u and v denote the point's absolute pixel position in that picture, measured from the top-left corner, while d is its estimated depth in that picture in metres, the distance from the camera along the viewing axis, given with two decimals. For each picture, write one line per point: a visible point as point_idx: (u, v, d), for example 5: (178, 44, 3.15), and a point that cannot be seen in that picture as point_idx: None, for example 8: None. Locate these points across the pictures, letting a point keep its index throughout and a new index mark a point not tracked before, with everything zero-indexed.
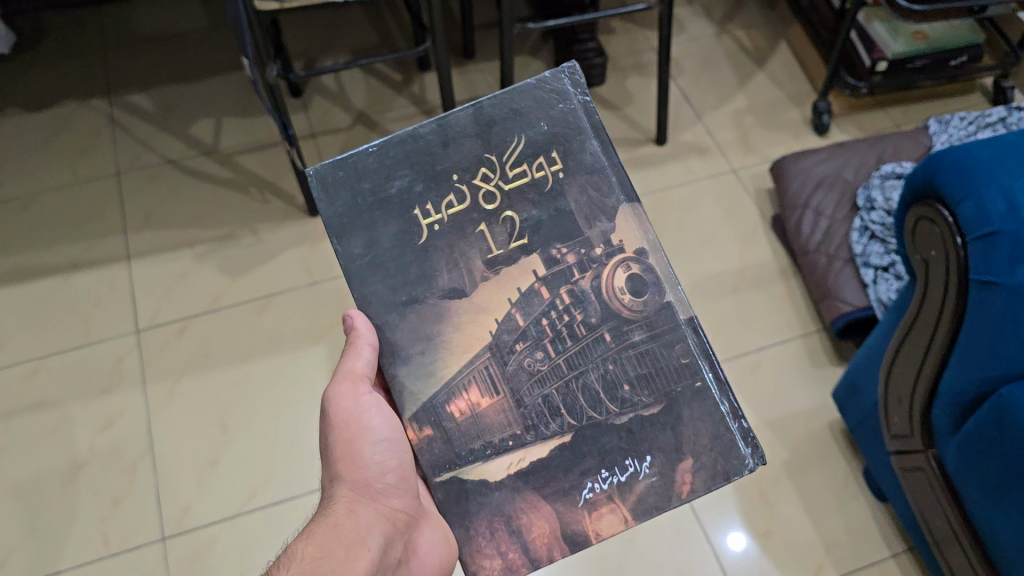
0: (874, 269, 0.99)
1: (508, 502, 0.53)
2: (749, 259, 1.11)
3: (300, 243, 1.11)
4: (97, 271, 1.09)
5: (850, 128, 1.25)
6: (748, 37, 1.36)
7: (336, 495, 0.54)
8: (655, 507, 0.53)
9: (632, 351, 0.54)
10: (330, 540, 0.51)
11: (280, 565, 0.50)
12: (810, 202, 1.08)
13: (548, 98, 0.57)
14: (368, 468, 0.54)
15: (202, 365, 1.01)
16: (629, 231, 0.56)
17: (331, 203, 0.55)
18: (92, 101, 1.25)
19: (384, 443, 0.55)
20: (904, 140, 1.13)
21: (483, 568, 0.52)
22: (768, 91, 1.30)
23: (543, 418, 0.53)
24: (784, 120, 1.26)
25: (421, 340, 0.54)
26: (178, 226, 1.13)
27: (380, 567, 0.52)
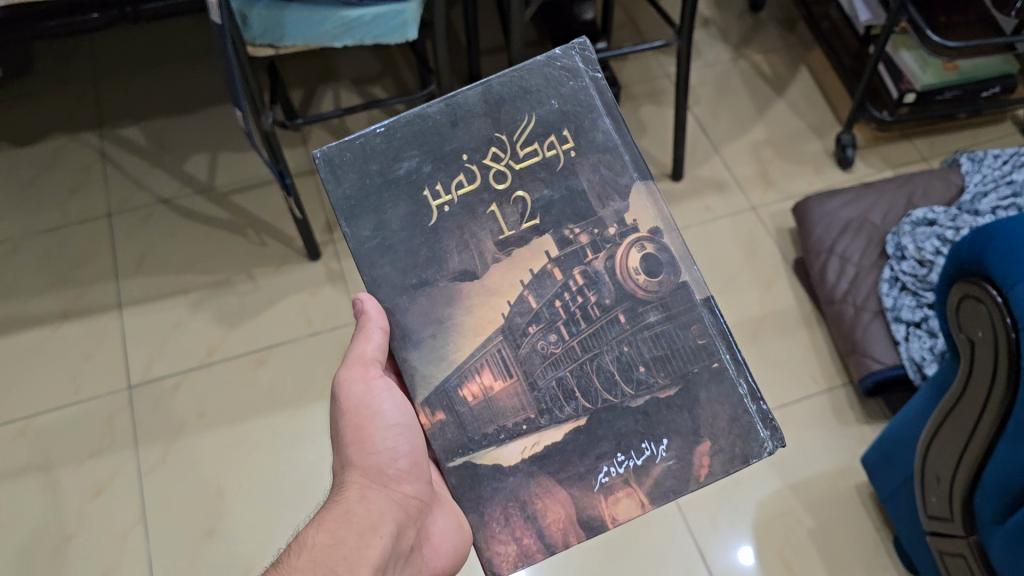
0: (906, 325, 0.92)
1: (523, 487, 0.52)
2: (771, 303, 1.06)
3: (300, 291, 1.07)
4: (86, 321, 1.05)
5: (874, 162, 1.20)
6: (766, 61, 1.32)
7: (346, 482, 0.53)
8: (673, 491, 0.52)
9: (647, 332, 0.53)
10: (341, 527, 0.50)
11: (291, 553, 0.49)
12: (836, 247, 1.02)
13: (558, 76, 0.56)
14: (379, 454, 0.53)
15: (198, 425, 0.97)
16: (644, 210, 0.55)
17: (340, 184, 0.54)
18: (82, 135, 1.21)
19: (395, 428, 0.54)
20: (933, 180, 1.05)
21: (498, 554, 0.51)
22: (789, 120, 1.25)
23: (557, 402, 0.52)
24: (807, 153, 1.21)
25: (432, 323, 0.53)
26: (172, 272, 1.09)
27: (394, 554, 0.51)
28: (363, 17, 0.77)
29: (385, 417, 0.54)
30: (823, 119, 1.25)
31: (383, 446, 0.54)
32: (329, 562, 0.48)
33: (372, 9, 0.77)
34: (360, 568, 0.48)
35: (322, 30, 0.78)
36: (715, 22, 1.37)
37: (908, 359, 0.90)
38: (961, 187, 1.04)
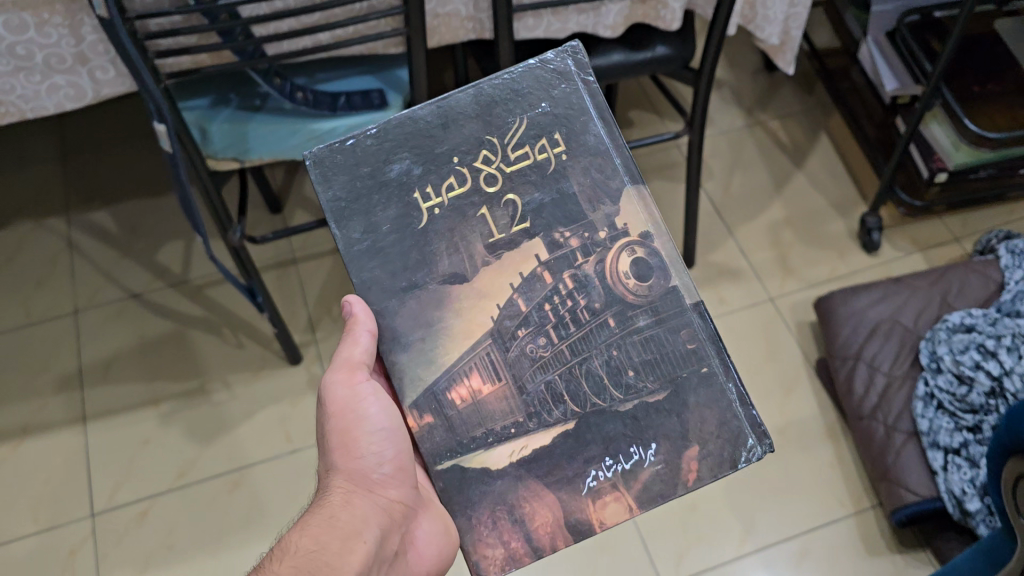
0: (944, 451, 0.89)
1: (511, 491, 0.52)
2: (792, 414, 1.03)
3: (279, 400, 1.05)
4: (50, 437, 1.02)
5: (901, 244, 1.17)
6: (783, 128, 1.30)
7: (331, 487, 0.53)
8: (661, 495, 0.52)
9: (636, 337, 0.53)
10: (325, 532, 0.50)
11: (274, 560, 0.49)
12: (863, 352, 0.99)
13: (549, 79, 0.56)
14: (364, 458, 0.53)
15: (163, 558, 0.94)
16: (634, 214, 0.55)
17: (330, 186, 0.54)
18: (49, 221, 1.20)
19: (381, 432, 0.54)
20: (969, 278, 1.02)
21: (485, 558, 0.51)
22: (807, 196, 1.23)
23: (546, 405, 0.52)
24: (831, 234, 1.19)
25: (421, 327, 0.53)
26: (143, 381, 1.07)
27: (378, 560, 0.51)
28: (337, 127, 0.78)
29: (371, 422, 0.54)
30: (845, 195, 1.23)
31: (368, 450, 0.53)
32: (309, 569, 0.48)
33: (346, 120, 0.78)
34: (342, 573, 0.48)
35: (292, 141, 0.78)
36: (728, 83, 1.35)
37: (947, 492, 0.87)
38: (1000, 283, 1.01)
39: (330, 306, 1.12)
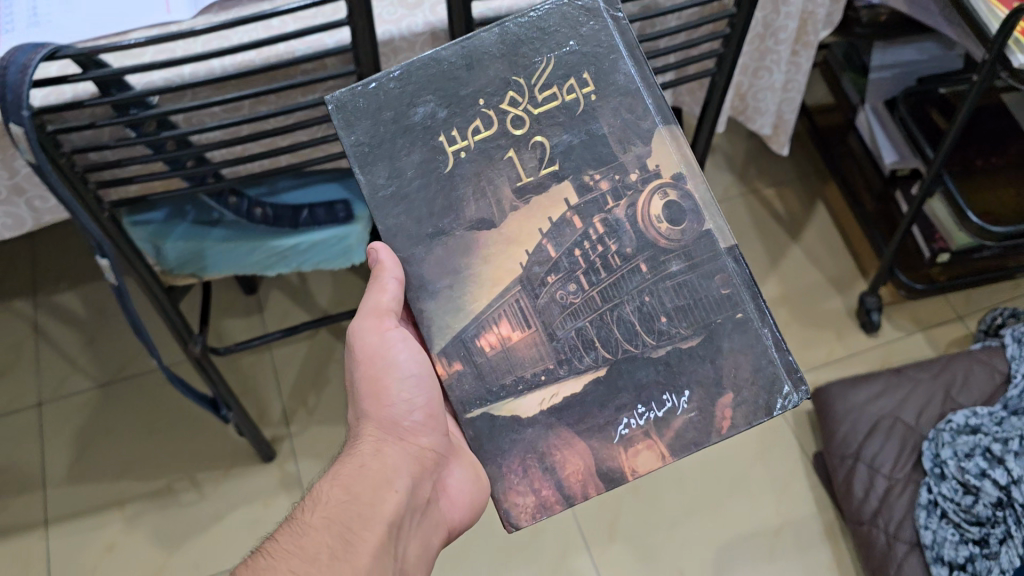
0: (948, 567, 0.83)
1: (542, 439, 0.51)
2: (787, 516, 0.98)
3: (252, 500, 1.01)
4: (8, 541, 0.99)
5: (901, 321, 1.11)
6: (778, 197, 1.22)
7: (362, 434, 0.53)
8: (694, 443, 0.51)
9: (669, 282, 0.51)
10: (355, 482, 0.50)
11: (306, 508, 0.50)
12: (863, 451, 0.93)
13: (577, 16, 0.53)
14: (394, 406, 0.53)
15: None
16: (666, 155, 0.53)
17: (353, 130, 0.53)
18: (14, 304, 1.14)
19: (410, 378, 0.53)
20: (974, 369, 0.95)
21: (517, 506, 0.51)
22: (803, 270, 1.16)
23: (577, 352, 0.51)
24: (827, 312, 1.12)
25: (449, 274, 0.52)
26: (108, 480, 1.02)
27: (409, 509, 0.51)
28: (298, 244, 0.73)
29: (400, 368, 0.53)
30: (843, 269, 1.15)
31: (399, 397, 0.53)
32: (342, 522, 0.48)
33: (308, 236, 0.73)
34: (373, 526, 0.49)
35: (250, 260, 0.74)
36: (723, 147, 1.27)
37: None
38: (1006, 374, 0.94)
39: (305, 397, 1.07)
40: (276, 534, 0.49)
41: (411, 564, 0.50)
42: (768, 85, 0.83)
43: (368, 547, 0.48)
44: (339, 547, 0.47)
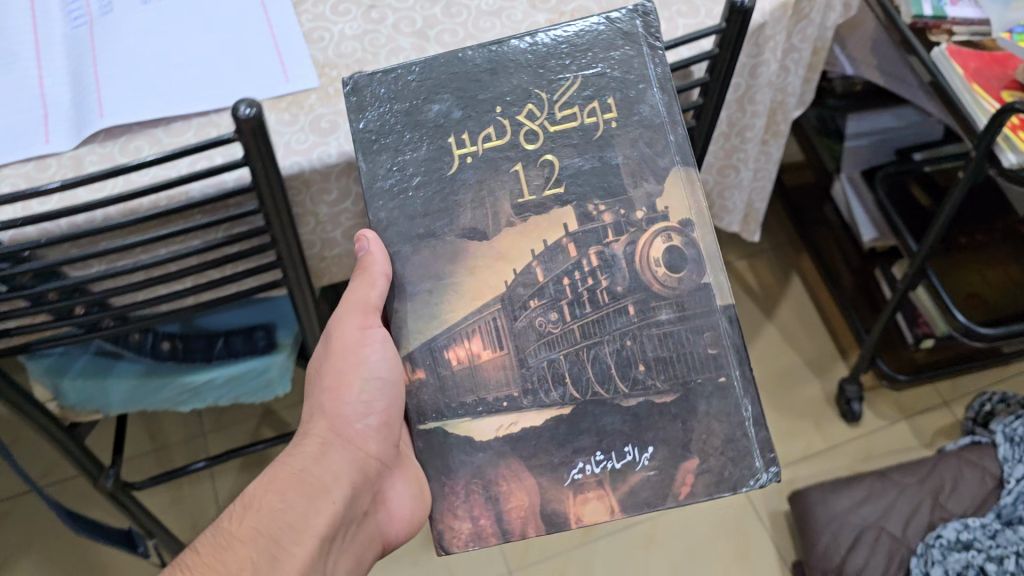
0: None
1: (491, 466, 0.49)
2: None
3: None
4: None
5: (884, 410, 1.06)
6: (750, 270, 1.17)
7: (310, 433, 0.51)
8: (647, 503, 0.48)
9: (654, 330, 0.49)
10: (291, 488, 0.48)
11: (234, 514, 0.46)
12: (845, 566, 0.88)
13: (612, 40, 0.52)
14: (351, 407, 0.50)
15: None
16: (678, 198, 0.50)
17: (363, 115, 0.52)
18: None
19: (376, 381, 0.50)
20: (965, 474, 0.90)
21: (451, 530, 0.49)
22: (782, 352, 1.11)
23: (544, 385, 0.49)
24: (804, 400, 1.07)
25: (430, 279, 0.51)
26: None
27: (346, 519, 0.49)
28: (211, 379, 0.69)
29: (369, 368, 0.50)
30: (821, 351, 1.11)
31: (357, 400, 0.50)
32: (270, 533, 0.45)
33: (222, 372, 0.69)
34: (303, 541, 0.46)
35: (158, 398, 0.70)
36: None
37: None
38: (997, 476, 0.89)
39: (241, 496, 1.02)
40: (197, 544, 0.46)
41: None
42: (735, 183, 0.79)
43: (298, 562, 0.45)
44: (262, 561, 0.44)
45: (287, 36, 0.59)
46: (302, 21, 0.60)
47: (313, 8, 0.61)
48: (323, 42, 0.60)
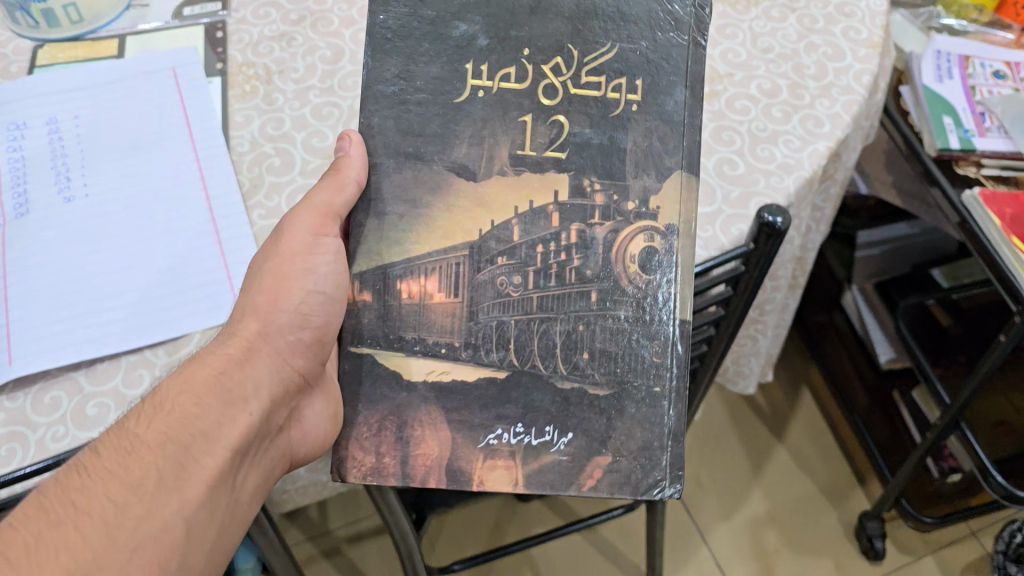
0: None
1: (411, 408, 0.47)
2: None
3: None
4: None
5: (912, 546, 1.17)
6: (764, 394, 1.34)
7: (236, 333, 0.47)
8: (550, 485, 0.48)
9: (609, 324, 0.48)
10: (207, 392, 0.43)
11: (141, 414, 0.42)
12: None
13: (660, 20, 0.50)
14: (286, 315, 0.47)
15: None
16: (672, 201, 0.49)
17: (386, 9, 0.48)
18: None
19: (318, 296, 0.48)
20: None
21: (352, 459, 0.47)
22: (797, 483, 1.24)
23: (487, 344, 0.48)
24: (823, 536, 1.19)
25: (404, 202, 0.48)
26: None
27: (259, 434, 0.45)
28: None
29: (314, 279, 0.48)
30: (836, 481, 1.24)
31: (295, 309, 0.47)
32: (181, 439, 0.41)
33: None
34: (214, 451, 0.42)
35: None
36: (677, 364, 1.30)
37: None
38: None
39: None
40: (95, 444, 0.41)
41: (245, 503, 0.45)
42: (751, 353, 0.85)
43: (207, 475, 0.42)
44: (172, 471, 0.41)
45: (239, 253, 0.58)
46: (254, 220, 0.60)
47: (267, 205, 0.61)
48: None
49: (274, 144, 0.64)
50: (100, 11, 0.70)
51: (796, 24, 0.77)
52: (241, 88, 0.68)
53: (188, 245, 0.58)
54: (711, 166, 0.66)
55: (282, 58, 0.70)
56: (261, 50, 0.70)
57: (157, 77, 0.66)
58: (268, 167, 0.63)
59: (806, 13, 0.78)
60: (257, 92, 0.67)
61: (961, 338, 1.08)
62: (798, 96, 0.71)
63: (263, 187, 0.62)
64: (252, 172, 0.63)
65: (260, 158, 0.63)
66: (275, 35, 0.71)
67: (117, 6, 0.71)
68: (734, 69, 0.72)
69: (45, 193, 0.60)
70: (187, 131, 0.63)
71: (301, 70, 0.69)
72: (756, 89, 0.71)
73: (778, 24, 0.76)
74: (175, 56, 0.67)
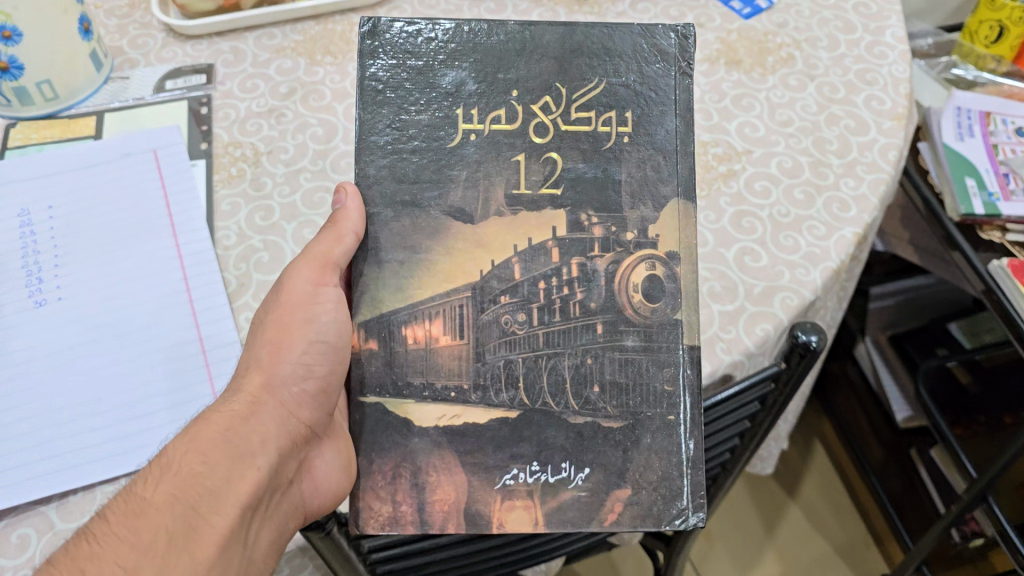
0: None
1: (424, 453, 0.47)
2: None
3: None
4: None
5: None
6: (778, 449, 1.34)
7: (240, 390, 0.47)
8: (571, 523, 0.47)
9: (617, 354, 0.48)
10: (213, 448, 0.44)
11: (152, 476, 0.43)
12: None
13: (646, 54, 0.51)
14: (288, 366, 0.48)
15: None
16: (670, 228, 0.49)
17: (374, 61, 0.49)
18: None
19: (320, 345, 0.48)
20: None
21: (369, 509, 0.47)
22: (812, 541, 1.24)
23: (496, 384, 0.48)
24: None
25: (404, 249, 0.48)
26: None
27: (269, 489, 0.45)
28: None
29: (315, 329, 0.48)
30: (850, 539, 1.24)
31: (297, 360, 0.48)
32: (189, 499, 0.42)
33: None
34: (224, 508, 0.42)
35: None
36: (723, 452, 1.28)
37: None
38: None
39: None
40: (105, 510, 0.42)
41: (260, 558, 0.44)
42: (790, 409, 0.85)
43: (216, 532, 0.42)
44: (180, 531, 0.41)
45: (221, 365, 0.58)
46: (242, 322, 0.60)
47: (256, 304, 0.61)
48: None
49: (263, 236, 0.65)
50: (77, 87, 0.71)
51: (816, 94, 0.78)
52: (227, 171, 0.69)
53: (170, 357, 0.58)
54: (731, 258, 0.66)
55: (272, 137, 0.71)
56: (249, 128, 0.72)
57: (137, 159, 0.67)
58: (257, 264, 0.64)
59: (826, 81, 0.79)
60: (243, 177, 0.69)
61: (981, 402, 1.11)
62: (822, 176, 0.72)
63: (252, 288, 0.62)
64: (239, 268, 0.63)
65: (248, 252, 0.64)
66: (263, 112, 0.73)
67: (95, 82, 0.73)
68: (753, 146, 0.74)
69: (18, 300, 0.60)
70: (170, 224, 0.64)
71: (292, 151, 0.71)
72: (777, 167, 0.72)
73: (798, 95, 0.78)
74: (158, 136, 0.69)
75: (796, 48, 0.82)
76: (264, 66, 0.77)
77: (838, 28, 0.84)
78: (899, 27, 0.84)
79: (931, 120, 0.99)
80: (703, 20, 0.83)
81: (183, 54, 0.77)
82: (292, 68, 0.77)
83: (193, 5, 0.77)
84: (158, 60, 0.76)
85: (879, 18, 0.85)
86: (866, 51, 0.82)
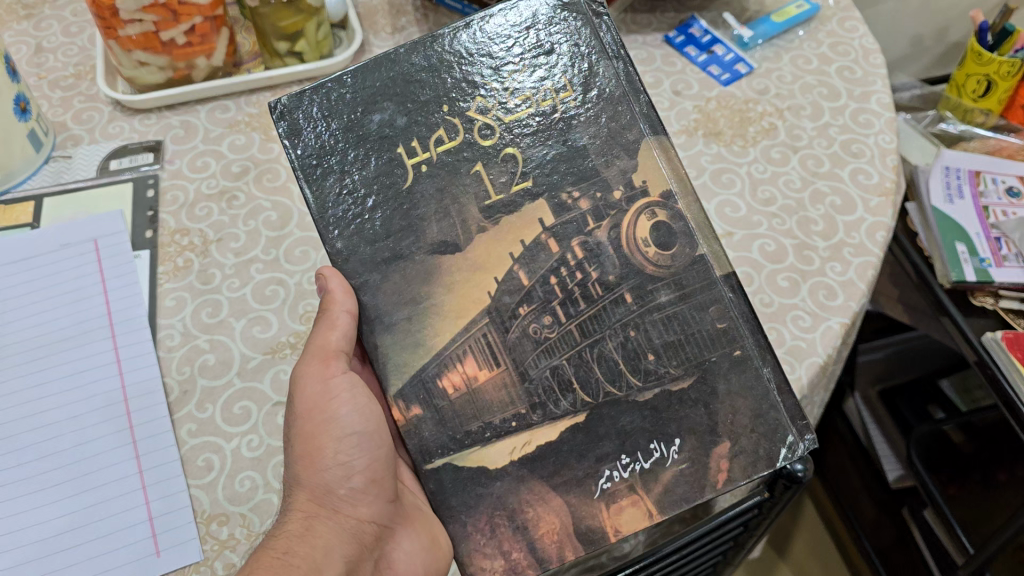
0: None
1: (512, 493, 0.44)
2: None
3: None
4: None
5: None
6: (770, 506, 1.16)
7: (289, 509, 0.45)
8: (685, 499, 0.44)
9: (657, 314, 0.46)
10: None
11: None
12: None
13: (552, 14, 0.49)
14: (329, 472, 0.45)
15: None
16: (655, 170, 0.47)
17: (300, 139, 0.47)
18: None
19: (352, 438, 0.46)
20: None
21: (483, 571, 0.44)
22: None
23: (552, 395, 0.45)
24: None
25: (407, 304, 0.46)
26: None
27: None
28: None
29: (341, 426, 0.46)
30: None
31: (334, 462, 0.46)
32: None
33: None
34: None
35: None
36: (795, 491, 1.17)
37: None
38: None
39: None
40: None
41: None
42: None
43: None
44: None
45: (159, 486, 0.54)
46: (184, 437, 0.57)
47: (200, 415, 0.58)
48: (210, 472, 0.55)
49: (209, 335, 0.62)
50: (14, 169, 0.68)
51: (799, 169, 0.72)
52: (173, 262, 0.66)
53: (107, 480, 0.54)
54: None
55: (221, 223, 0.69)
56: (198, 212, 0.69)
57: (77, 249, 0.65)
58: (202, 367, 0.60)
59: (810, 153, 0.73)
60: (191, 266, 0.66)
61: (976, 463, 1.06)
62: (806, 261, 0.65)
63: (194, 394, 0.59)
64: (183, 371, 0.60)
65: (193, 354, 0.61)
66: (214, 192, 0.70)
67: (35, 162, 0.70)
68: (733, 228, 0.67)
69: None
70: (108, 324, 0.61)
71: (242, 239, 0.68)
72: (759, 253, 0.66)
73: (781, 169, 0.72)
74: (95, 225, 0.66)
75: (778, 117, 0.76)
76: (218, 141, 0.74)
77: (823, 96, 0.78)
78: (885, 92, 0.78)
79: (919, 179, 0.93)
80: (680, 87, 0.78)
81: (131, 130, 0.74)
82: (246, 144, 0.74)
83: (139, 78, 0.73)
84: (104, 136, 0.74)
85: (863, 83, 0.79)
86: (852, 122, 0.76)
